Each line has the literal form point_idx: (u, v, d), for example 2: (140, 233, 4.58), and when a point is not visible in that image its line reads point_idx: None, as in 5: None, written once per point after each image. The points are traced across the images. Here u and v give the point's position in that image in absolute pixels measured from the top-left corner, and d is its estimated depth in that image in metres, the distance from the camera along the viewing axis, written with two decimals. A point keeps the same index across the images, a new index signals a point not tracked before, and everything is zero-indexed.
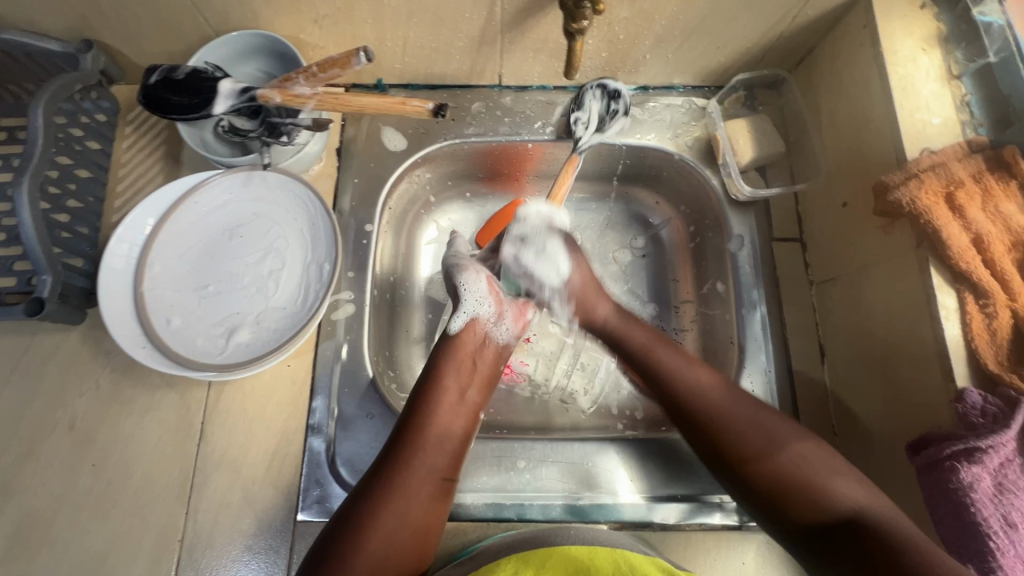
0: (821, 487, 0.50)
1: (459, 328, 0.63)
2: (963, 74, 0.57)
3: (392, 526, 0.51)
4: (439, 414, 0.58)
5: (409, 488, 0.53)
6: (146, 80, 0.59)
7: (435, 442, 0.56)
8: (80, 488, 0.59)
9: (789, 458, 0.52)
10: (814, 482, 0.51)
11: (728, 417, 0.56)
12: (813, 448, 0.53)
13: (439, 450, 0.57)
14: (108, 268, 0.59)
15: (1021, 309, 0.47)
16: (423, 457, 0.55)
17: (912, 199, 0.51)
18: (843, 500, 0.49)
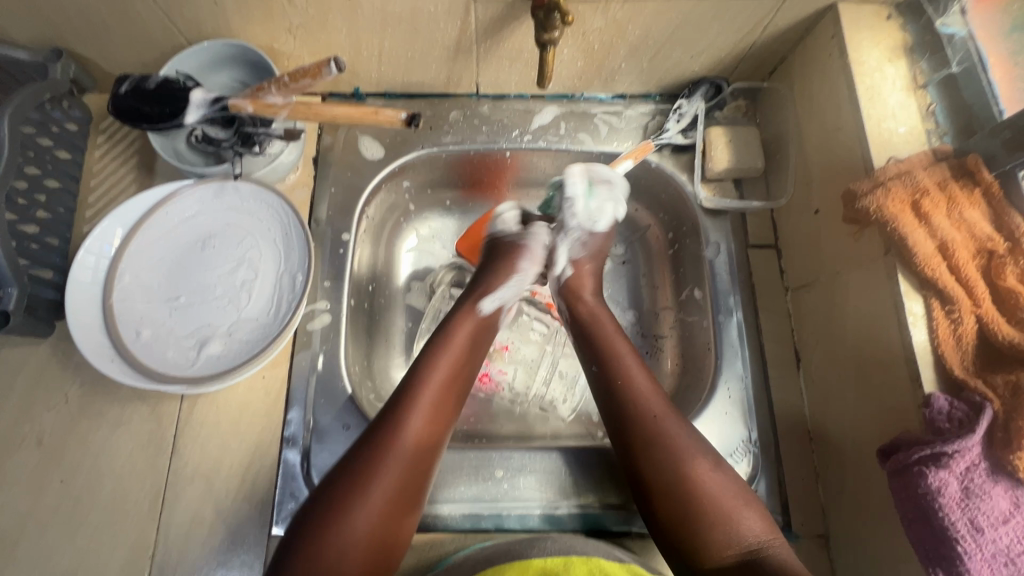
0: (732, 523, 0.50)
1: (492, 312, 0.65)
2: (929, 84, 0.59)
3: (364, 525, 0.49)
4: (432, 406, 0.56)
5: (385, 482, 0.51)
6: (115, 88, 0.59)
7: (419, 435, 0.54)
8: (48, 504, 0.58)
9: (725, 501, 0.51)
10: (731, 518, 0.50)
11: (688, 456, 0.53)
12: (733, 487, 0.52)
13: (421, 442, 0.54)
14: (75, 280, 0.58)
15: (986, 314, 0.48)
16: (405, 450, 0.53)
17: (879, 207, 0.52)
18: (753, 537, 0.50)
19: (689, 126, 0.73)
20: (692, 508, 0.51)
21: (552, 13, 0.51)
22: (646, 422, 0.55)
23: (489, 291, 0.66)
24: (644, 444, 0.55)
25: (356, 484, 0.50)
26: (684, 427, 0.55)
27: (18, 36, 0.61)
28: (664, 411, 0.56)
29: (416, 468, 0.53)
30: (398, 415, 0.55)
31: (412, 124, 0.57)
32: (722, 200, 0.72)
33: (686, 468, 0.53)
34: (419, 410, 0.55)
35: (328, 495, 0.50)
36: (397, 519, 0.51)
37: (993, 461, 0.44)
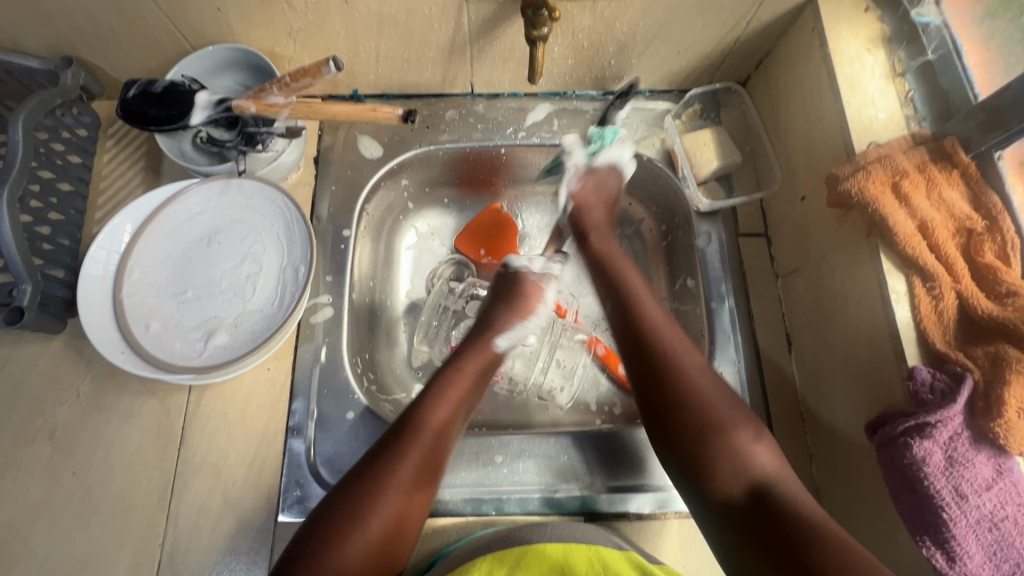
0: (742, 454, 0.53)
1: (506, 349, 0.67)
2: (906, 72, 0.61)
3: (391, 508, 0.52)
4: (450, 399, 0.59)
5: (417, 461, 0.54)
6: (124, 94, 0.61)
7: (444, 421, 0.58)
8: (61, 495, 0.60)
9: (740, 431, 0.54)
10: (741, 451, 0.53)
11: (712, 399, 0.55)
12: (734, 409, 0.55)
13: (449, 431, 0.58)
14: (87, 275, 0.60)
15: (965, 290, 0.49)
16: (434, 434, 0.56)
17: (861, 189, 0.54)
18: (762, 471, 0.52)
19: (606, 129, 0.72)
20: (709, 444, 0.53)
21: (540, 10, 0.53)
22: (670, 367, 0.57)
23: (511, 326, 0.67)
24: (668, 394, 0.56)
25: (388, 470, 0.53)
26: (706, 375, 0.57)
27: (30, 45, 0.64)
28: (686, 358, 0.58)
29: (444, 442, 0.57)
30: (423, 409, 0.58)
31: (409, 120, 0.60)
32: (714, 201, 0.73)
33: (709, 411, 0.55)
34: (450, 398, 0.59)
35: (360, 481, 0.52)
36: (419, 499, 0.54)
37: (975, 430, 0.46)
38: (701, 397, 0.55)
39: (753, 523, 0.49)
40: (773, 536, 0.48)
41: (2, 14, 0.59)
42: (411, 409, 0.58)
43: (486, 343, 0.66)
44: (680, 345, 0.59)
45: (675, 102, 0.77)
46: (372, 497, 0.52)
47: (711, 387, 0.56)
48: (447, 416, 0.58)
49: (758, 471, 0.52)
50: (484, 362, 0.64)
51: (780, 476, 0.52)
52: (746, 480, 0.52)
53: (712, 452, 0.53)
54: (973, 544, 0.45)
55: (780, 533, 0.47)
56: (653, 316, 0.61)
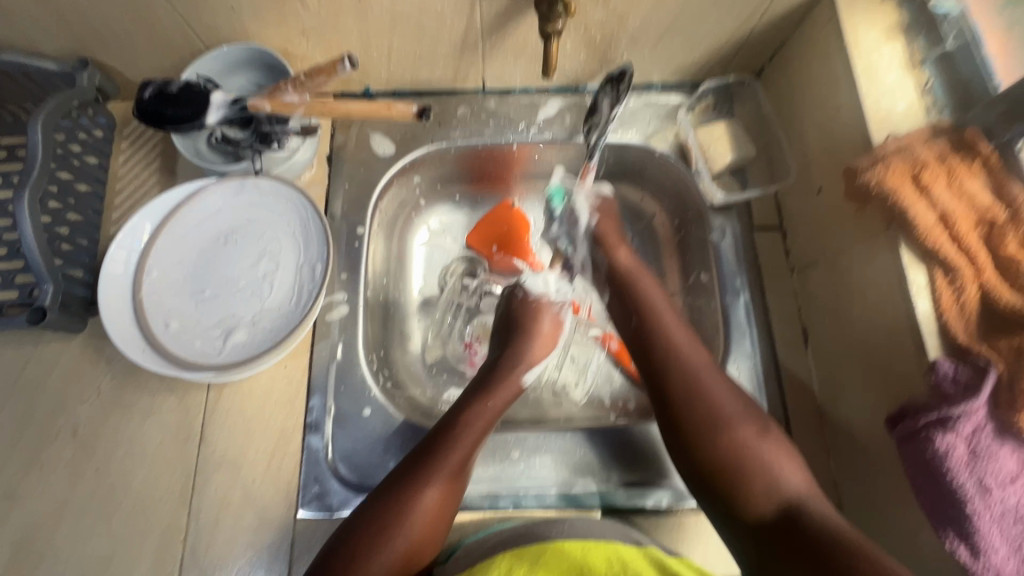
0: (771, 475, 0.53)
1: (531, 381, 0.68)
2: (925, 61, 0.60)
3: (429, 507, 0.53)
4: (483, 402, 0.62)
5: (446, 466, 0.55)
6: (140, 94, 0.61)
7: (476, 428, 0.59)
8: (84, 492, 0.61)
9: (767, 450, 0.54)
10: (770, 471, 0.53)
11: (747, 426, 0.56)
12: (768, 436, 0.55)
13: (479, 438, 0.59)
14: (107, 274, 0.61)
15: (988, 282, 0.49)
16: (465, 440, 0.58)
17: (879, 181, 0.53)
18: (793, 491, 0.52)
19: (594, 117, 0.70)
20: (741, 471, 0.53)
21: (555, 5, 0.54)
22: (719, 432, 0.55)
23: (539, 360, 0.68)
24: (710, 438, 0.55)
25: (419, 476, 0.54)
26: (744, 405, 0.57)
27: (46, 48, 0.64)
28: (720, 391, 0.58)
29: (475, 446, 0.58)
30: (462, 410, 0.60)
31: (423, 117, 0.62)
32: (728, 195, 0.73)
33: (742, 442, 0.54)
34: (483, 407, 0.61)
35: (395, 486, 0.54)
36: (453, 499, 0.55)
37: (998, 422, 0.45)
38: (727, 412, 0.56)
39: (783, 536, 0.49)
40: (799, 552, 0.47)
41: (20, 16, 0.59)
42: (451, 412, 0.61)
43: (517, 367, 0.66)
44: (702, 362, 0.60)
45: (688, 95, 0.77)
46: (413, 492, 0.54)
47: (727, 403, 0.57)
48: (483, 418, 0.60)
49: (790, 491, 0.52)
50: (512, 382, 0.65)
51: (812, 496, 0.52)
52: (775, 499, 0.52)
53: (744, 477, 0.53)
54: (997, 540, 0.44)
55: (810, 546, 0.47)
56: (674, 325, 0.63)
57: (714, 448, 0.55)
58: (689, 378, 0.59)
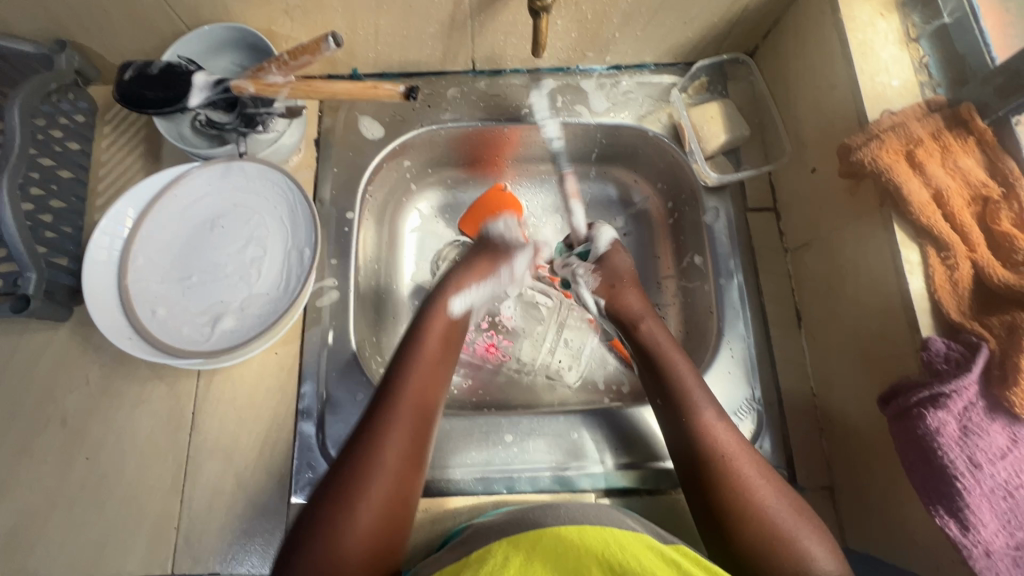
0: (801, 560, 0.49)
1: (461, 313, 0.66)
2: (920, 37, 0.59)
3: (390, 475, 0.52)
4: (424, 357, 0.60)
5: (391, 450, 0.53)
6: (121, 76, 0.60)
7: (413, 403, 0.56)
8: (75, 481, 0.60)
9: (792, 526, 0.51)
10: (801, 557, 0.49)
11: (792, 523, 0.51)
12: (794, 513, 0.52)
13: (417, 413, 0.56)
14: (91, 260, 0.60)
15: (981, 258, 0.48)
16: (404, 419, 0.55)
17: (874, 158, 0.53)
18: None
19: (548, 111, 0.74)
20: (773, 559, 0.50)
21: None
22: (709, 439, 0.55)
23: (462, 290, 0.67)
24: (753, 541, 0.51)
25: (361, 468, 0.51)
26: (783, 494, 0.53)
27: (22, 29, 0.62)
28: (766, 491, 0.53)
29: (416, 421, 0.55)
30: (403, 368, 0.58)
31: (411, 97, 0.58)
32: (722, 175, 0.71)
33: (780, 532, 0.50)
34: (417, 380, 0.58)
35: (348, 457, 0.52)
36: (415, 465, 0.54)
37: (989, 399, 0.45)
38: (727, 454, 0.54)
39: None
40: None
41: None
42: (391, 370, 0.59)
43: (441, 308, 0.65)
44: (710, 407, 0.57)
45: (681, 75, 0.76)
46: (370, 461, 0.52)
47: (735, 456, 0.54)
48: (425, 374, 0.58)
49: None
50: (449, 328, 0.64)
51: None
52: None
53: (773, 563, 0.49)
54: (987, 515, 0.45)
55: None
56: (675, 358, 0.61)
57: (760, 554, 0.50)
58: (735, 487, 0.53)
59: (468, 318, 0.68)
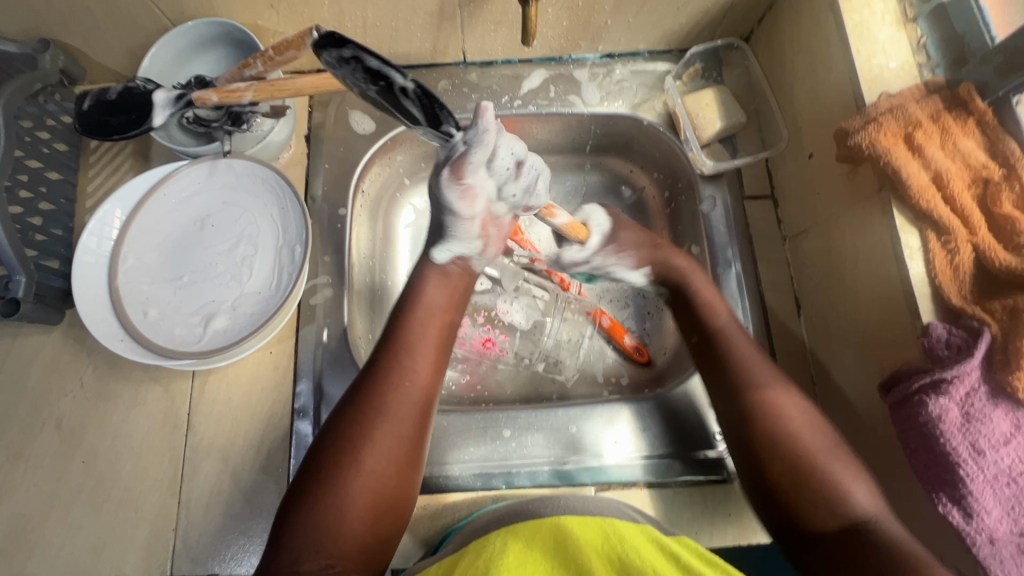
0: (836, 489, 0.48)
1: (446, 263, 0.62)
2: (918, 17, 0.57)
3: (383, 462, 0.50)
4: (422, 339, 0.57)
5: (387, 431, 0.51)
6: (80, 106, 0.61)
7: (410, 384, 0.54)
8: (72, 484, 0.60)
9: (829, 455, 0.50)
10: (836, 488, 0.48)
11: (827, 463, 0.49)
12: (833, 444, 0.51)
13: (414, 393, 0.54)
14: (80, 263, 0.59)
15: (982, 242, 0.47)
16: (399, 399, 0.53)
17: (872, 141, 0.52)
18: (861, 511, 0.47)
19: (546, 99, 0.73)
20: (804, 484, 0.49)
21: None
22: (736, 371, 0.55)
23: (439, 241, 0.62)
24: (779, 467, 0.50)
25: (350, 452, 0.49)
26: (817, 426, 0.52)
27: (5, 29, 0.61)
28: (812, 439, 0.51)
29: (412, 401, 0.53)
30: (399, 350, 0.56)
31: None
32: (718, 162, 0.70)
33: (815, 463, 0.49)
34: (413, 359, 0.56)
35: (339, 440, 0.50)
36: (411, 452, 0.52)
37: (992, 385, 0.45)
38: (757, 382, 0.54)
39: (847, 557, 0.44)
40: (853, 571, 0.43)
41: None
42: (383, 353, 0.56)
43: (425, 263, 0.62)
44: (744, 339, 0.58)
45: (675, 62, 0.75)
46: (359, 448, 0.50)
47: (767, 379, 0.54)
48: (421, 358, 0.56)
49: (857, 512, 0.47)
50: (449, 286, 0.61)
51: (882, 516, 0.46)
52: (839, 518, 0.47)
53: (802, 488, 0.49)
54: (991, 502, 0.44)
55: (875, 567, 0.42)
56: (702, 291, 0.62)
57: (789, 475, 0.50)
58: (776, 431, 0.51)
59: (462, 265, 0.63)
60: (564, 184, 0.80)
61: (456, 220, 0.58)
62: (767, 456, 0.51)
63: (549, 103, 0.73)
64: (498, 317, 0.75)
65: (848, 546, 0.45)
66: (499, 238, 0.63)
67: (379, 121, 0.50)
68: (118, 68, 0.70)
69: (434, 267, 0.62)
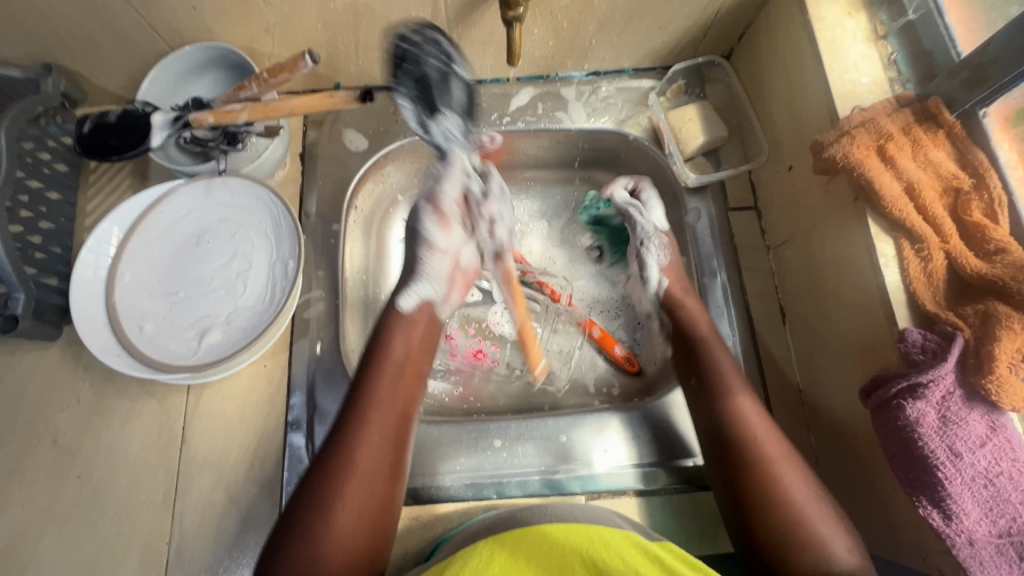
0: (824, 548, 0.48)
1: (411, 309, 0.64)
2: (888, 34, 0.60)
3: (357, 507, 0.51)
4: (389, 382, 0.58)
5: (362, 477, 0.52)
6: (80, 129, 0.63)
7: (384, 428, 0.55)
8: (67, 499, 0.60)
9: (816, 513, 0.50)
10: (822, 546, 0.48)
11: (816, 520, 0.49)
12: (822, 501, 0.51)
13: (384, 442, 0.55)
14: (77, 279, 0.61)
15: (953, 250, 0.49)
16: (375, 442, 0.54)
17: (845, 154, 0.53)
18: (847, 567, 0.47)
19: (534, 117, 0.75)
20: (791, 543, 0.49)
21: None
22: (733, 421, 0.56)
23: (406, 286, 0.65)
24: (776, 520, 0.50)
25: (322, 499, 0.50)
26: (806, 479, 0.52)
27: (9, 55, 0.64)
28: (802, 494, 0.51)
29: (385, 448, 0.54)
30: (366, 392, 0.57)
31: (367, 101, 0.62)
32: (701, 176, 0.72)
33: (805, 521, 0.49)
34: (384, 409, 0.56)
35: (312, 487, 0.51)
36: (388, 494, 0.53)
37: (967, 388, 0.46)
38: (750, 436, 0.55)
39: None
40: None
41: None
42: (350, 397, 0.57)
43: (390, 310, 0.63)
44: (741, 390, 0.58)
45: (659, 79, 0.77)
46: (332, 496, 0.51)
47: (757, 430, 0.55)
48: (390, 400, 0.57)
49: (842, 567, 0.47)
50: (414, 331, 0.63)
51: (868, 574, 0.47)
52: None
53: (790, 545, 0.49)
54: (971, 505, 0.45)
55: None
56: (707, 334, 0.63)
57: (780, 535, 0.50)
58: (771, 487, 0.51)
59: (426, 310, 0.65)
60: (553, 198, 0.81)
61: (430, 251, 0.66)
62: (762, 510, 0.51)
63: (536, 119, 0.75)
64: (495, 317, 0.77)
65: None
66: (462, 286, 0.70)
67: (429, 70, 0.59)
68: (118, 91, 0.72)
69: (398, 314, 0.63)
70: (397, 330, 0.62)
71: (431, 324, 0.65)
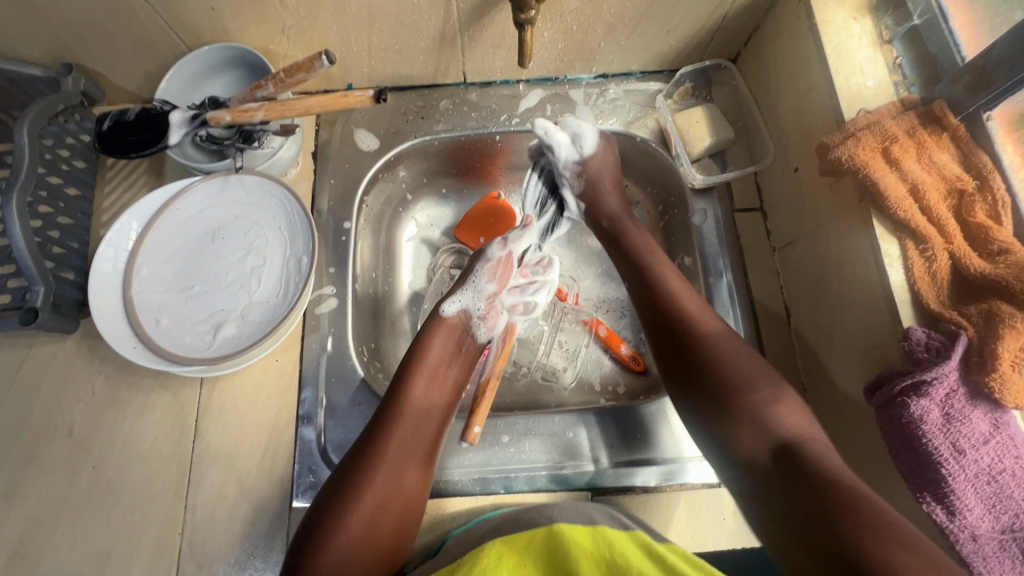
0: (765, 415, 0.53)
1: (451, 315, 0.67)
2: (894, 38, 0.61)
3: (385, 494, 0.54)
4: (423, 383, 0.62)
5: (391, 467, 0.55)
6: (99, 127, 0.65)
7: (413, 424, 0.59)
8: (81, 489, 0.62)
9: (758, 386, 0.54)
10: (763, 412, 0.53)
11: (799, 431, 0.51)
12: (763, 372, 0.56)
13: (415, 439, 0.58)
14: (97, 272, 0.61)
15: (957, 250, 0.50)
16: (405, 437, 0.57)
17: (851, 155, 0.54)
18: (788, 432, 0.51)
19: (543, 118, 0.76)
20: (738, 415, 0.54)
21: None
22: (673, 314, 0.61)
23: (450, 294, 0.69)
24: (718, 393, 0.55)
25: (353, 485, 0.53)
26: (739, 351, 0.57)
27: (32, 54, 0.65)
28: (739, 368, 0.56)
29: (417, 447, 0.58)
30: (400, 390, 0.60)
31: (381, 101, 0.59)
32: (708, 177, 0.73)
33: (741, 391, 0.54)
34: (415, 407, 0.60)
35: (344, 473, 0.55)
36: (414, 485, 0.56)
37: (970, 386, 0.46)
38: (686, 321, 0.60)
39: (780, 474, 0.49)
40: (793, 492, 0.47)
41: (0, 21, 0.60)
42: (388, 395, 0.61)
43: (434, 316, 0.67)
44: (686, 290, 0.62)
45: (666, 82, 0.78)
46: (360, 482, 0.54)
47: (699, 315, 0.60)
48: (422, 399, 0.60)
49: (782, 431, 0.51)
50: (451, 339, 0.66)
51: (811, 436, 0.51)
52: (767, 441, 0.51)
53: (735, 415, 0.54)
54: (973, 500, 0.45)
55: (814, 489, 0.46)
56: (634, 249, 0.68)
57: (729, 411, 0.54)
58: (723, 370, 0.56)
59: (465, 319, 0.68)
60: None
61: (484, 262, 0.71)
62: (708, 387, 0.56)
63: (546, 120, 0.76)
64: (525, 269, 0.74)
65: (783, 465, 0.49)
66: (505, 275, 0.72)
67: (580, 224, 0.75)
68: (136, 90, 0.74)
69: (441, 320, 0.67)
70: (435, 339, 0.65)
71: (463, 335, 0.68)
